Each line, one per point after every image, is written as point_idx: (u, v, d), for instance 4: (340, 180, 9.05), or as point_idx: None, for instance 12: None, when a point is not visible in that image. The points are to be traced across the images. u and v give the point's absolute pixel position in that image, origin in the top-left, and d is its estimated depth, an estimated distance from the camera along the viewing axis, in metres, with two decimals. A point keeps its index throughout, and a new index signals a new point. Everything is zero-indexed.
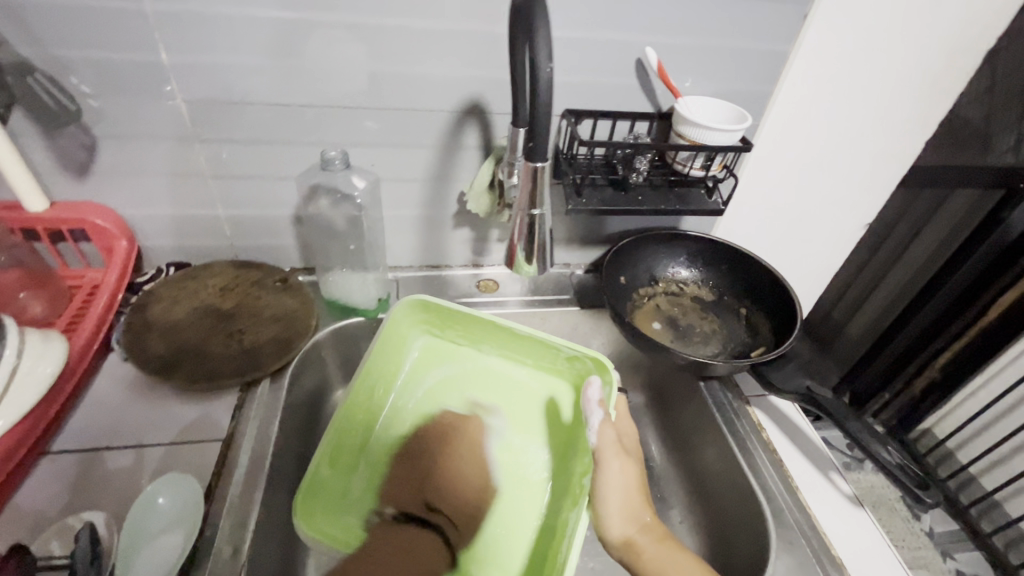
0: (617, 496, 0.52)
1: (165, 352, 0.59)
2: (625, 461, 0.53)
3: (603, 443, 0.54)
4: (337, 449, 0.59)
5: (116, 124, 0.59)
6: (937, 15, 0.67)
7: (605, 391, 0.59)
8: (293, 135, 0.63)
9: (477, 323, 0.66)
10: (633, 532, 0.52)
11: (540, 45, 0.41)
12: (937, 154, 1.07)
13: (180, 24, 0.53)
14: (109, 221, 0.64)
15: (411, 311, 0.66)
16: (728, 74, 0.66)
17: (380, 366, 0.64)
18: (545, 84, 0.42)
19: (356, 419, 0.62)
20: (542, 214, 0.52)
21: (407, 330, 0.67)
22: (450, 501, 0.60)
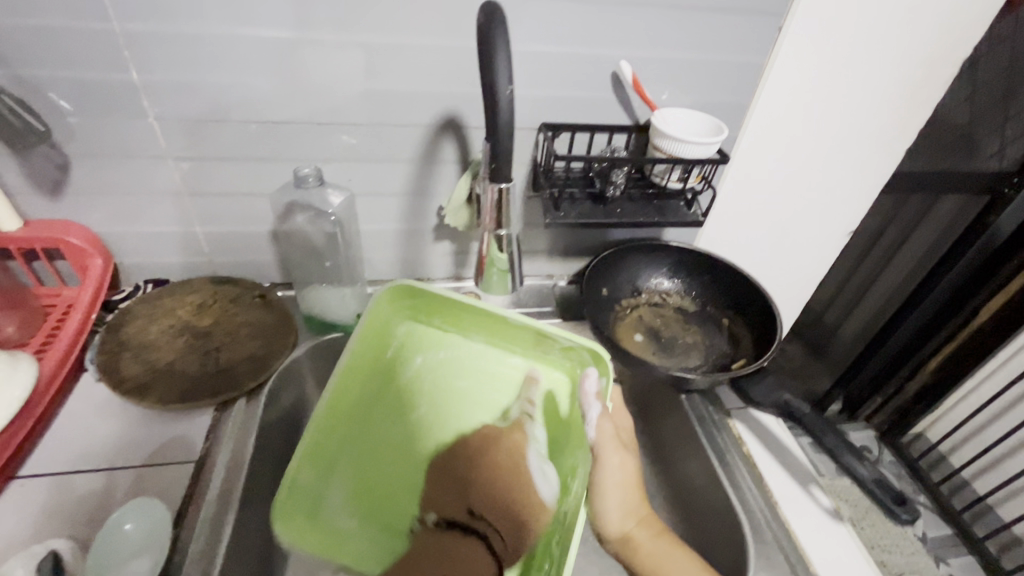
0: (615, 495, 0.54)
1: (139, 373, 0.59)
2: (625, 457, 0.54)
3: (602, 439, 0.53)
4: (317, 448, 0.57)
5: (89, 144, 0.58)
6: (911, 25, 0.67)
7: (603, 382, 0.56)
8: (269, 152, 0.62)
9: (466, 311, 0.59)
10: (630, 526, 0.54)
11: (501, 65, 0.41)
12: (921, 159, 1.07)
13: (150, 43, 0.53)
14: (84, 239, 0.64)
15: (392, 299, 0.59)
16: (705, 86, 0.66)
17: (358, 361, 0.58)
18: (507, 104, 0.42)
19: (337, 419, 0.58)
20: (508, 234, 0.56)
21: (388, 319, 0.60)
22: (498, 516, 0.57)
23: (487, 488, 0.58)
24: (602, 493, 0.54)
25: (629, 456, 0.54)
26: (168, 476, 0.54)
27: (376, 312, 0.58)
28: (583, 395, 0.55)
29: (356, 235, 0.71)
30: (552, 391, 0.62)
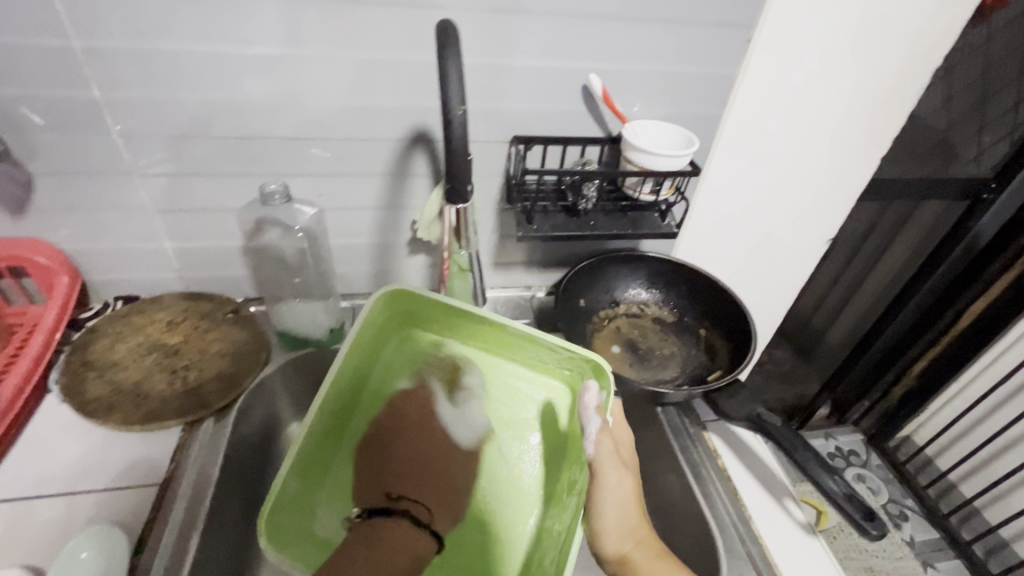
0: (613, 514, 0.50)
1: (105, 394, 0.58)
2: (623, 475, 0.50)
3: (601, 455, 0.50)
4: (306, 463, 0.56)
5: (53, 162, 0.58)
6: (880, 35, 0.67)
7: (602, 396, 0.53)
8: (237, 168, 0.62)
9: (465, 319, 0.60)
10: (629, 547, 0.51)
11: (452, 84, 0.41)
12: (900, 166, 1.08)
13: (110, 61, 0.52)
14: (50, 257, 0.63)
15: (388, 304, 0.60)
16: (675, 98, 0.66)
17: (350, 371, 0.58)
18: (460, 125, 0.41)
19: (322, 431, 0.58)
20: (469, 253, 0.55)
21: (383, 324, 0.61)
22: (413, 485, 0.56)
23: (404, 458, 0.58)
24: (601, 512, 0.50)
25: (628, 473, 0.51)
26: (133, 499, 0.54)
27: (371, 320, 0.58)
28: (581, 409, 0.53)
29: (327, 250, 0.70)
30: (552, 402, 0.63)
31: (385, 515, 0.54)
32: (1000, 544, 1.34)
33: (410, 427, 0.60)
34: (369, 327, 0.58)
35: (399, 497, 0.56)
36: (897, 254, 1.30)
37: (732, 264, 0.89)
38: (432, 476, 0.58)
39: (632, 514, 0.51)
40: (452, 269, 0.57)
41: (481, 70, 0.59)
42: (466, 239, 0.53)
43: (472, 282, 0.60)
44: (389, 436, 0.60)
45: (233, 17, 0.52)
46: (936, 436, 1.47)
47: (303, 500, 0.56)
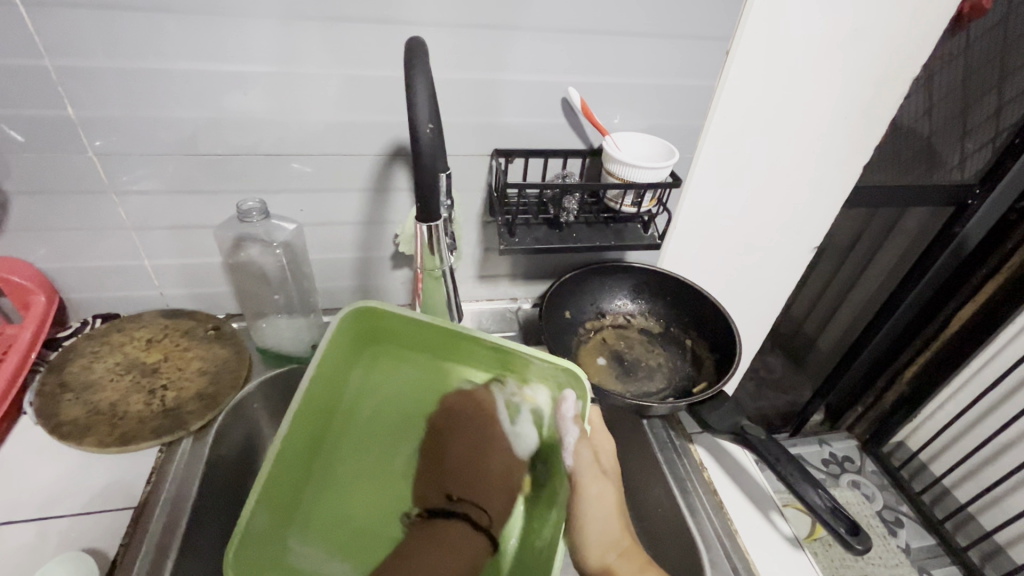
0: (597, 525, 0.53)
1: (79, 416, 0.57)
2: (603, 485, 0.54)
3: (579, 466, 0.54)
4: (278, 492, 0.53)
5: (27, 181, 0.57)
6: (858, 47, 0.68)
7: (580, 405, 0.55)
8: (217, 185, 0.61)
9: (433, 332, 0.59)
10: (611, 559, 0.53)
11: (420, 100, 0.40)
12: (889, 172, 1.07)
13: (83, 80, 0.52)
14: (26, 276, 0.62)
15: (355, 321, 0.59)
16: (655, 110, 0.66)
17: (319, 392, 0.56)
18: (428, 144, 0.41)
19: (295, 456, 0.54)
20: (445, 270, 0.54)
21: (353, 342, 0.60)
22: (477, 494, 0.58)
23: (466, 463, 0.59)
24: (583, 525, 0.53)
25: (608, 484, 0.54)
26: (106, 522, 0.53)
27: (336, 338, 0.57)
28: (561, 419, 0.56)
29: (309, 265, 0.70)
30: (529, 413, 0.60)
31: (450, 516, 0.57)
32: (995, 550, 1.33)
33: (471, 432, 0.60)
34: (336, 345, 0.58)
35: (460, 500, 0.58)
36: (885, 261, 1.30)
37: (718, 273, 0.89)
38: (494, 482, 0.59)
39: (613, 524, 0.54)
40: (425, 276, 0.55)
41: (460, 85, 0.59)
42: (439, 256, 0.52)
43: (445, 289, 0.57)
44: (444, 442, 0.60)
45: (206, 35, 0.51)
46: (930, 442, 1.47)
47: (274, 531, 0.52)
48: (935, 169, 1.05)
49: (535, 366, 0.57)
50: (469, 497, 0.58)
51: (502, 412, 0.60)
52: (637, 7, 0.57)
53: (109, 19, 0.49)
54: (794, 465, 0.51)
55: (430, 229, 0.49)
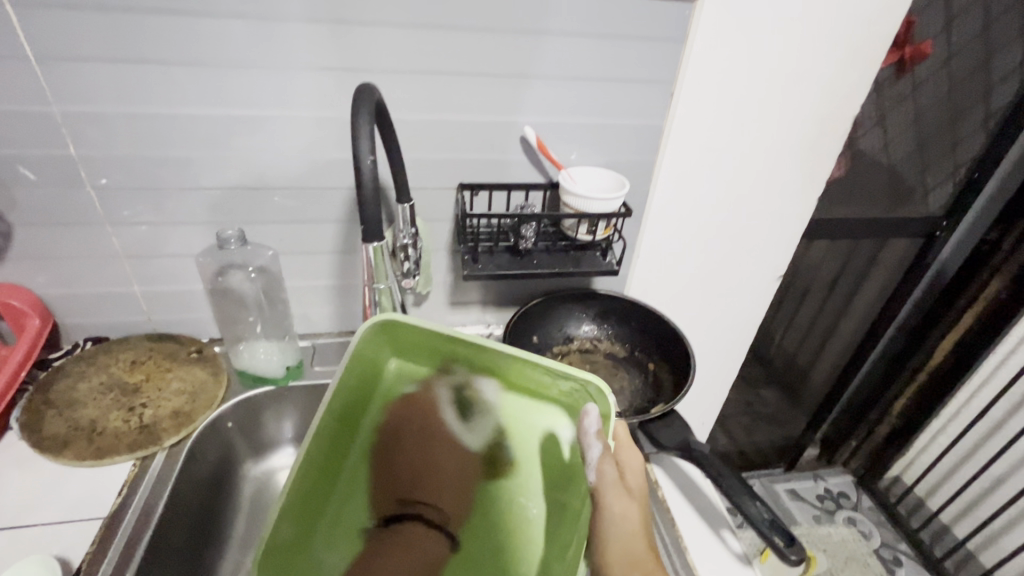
0: (617, 548, 0.48)
1: (62, 430, 0.61)
2: (629, 503, 0.49)
3: (602, 484, 0.49)
4: (295, 513, 0.54)
5: (31, 212, 0.63)
6: (800, 90, 0.73)
7: (603, 421, 0.52)
8: (204, 217, 0.67)
9: (455, 343, 0.59)
10: None
11: (364, 137, 0.46)
12: (868, 206, 1.06)
13: (86, 123, 0.58)
14: (25, 300, 0.67)
15: (377, 335, 0.59)
16: (609, 147, 0.71)
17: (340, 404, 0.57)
18: (368, 174, 0.45)
19: (311, 475, 0.56)
20: (386, 286, 0.56)
21: (378, 354, 0.61)
22: (428, 491, 0.59)
23: (414, 463, 0.61)
24: (604, 547, 0.48)
25: (634, 501, 0.49)
26: (74, 533, 0.55)
27: (358, 354, 0.57)
28: (583, 435, 0.52)
29: (285, 289, 0.74)
30: (552, 430, 0.61)
31: (400, 521, 0.58)
32: None
33: (417, 443, 0.62)
34: (360, 357, 0.58)
35: (414, 501, 0.59)
36: (867, 294, 1.29)
37: (687, 301, 0.93)
38: (446, 481, 0.60)
39: (639, 549, 0.47)
40: (374, 291, 0.57)
41: (425, 125, 0.65)
42: (385, 267, 0.54)
43: (393, 300, 0.60)
44: (392, 454, 0.61)
45: (195, 84, 0.58)
46: (924, 475, 1.44)
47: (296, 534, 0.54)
48: (900, 204, 1.09)
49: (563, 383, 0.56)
50: (420, 496, 0.59)
51: (447, 408, 0.63)
52: (582, 54, 0.63)
53: (108, 70, 0.56)
54: (737, 481, 0.54)
55: (374, 249, 0.51)
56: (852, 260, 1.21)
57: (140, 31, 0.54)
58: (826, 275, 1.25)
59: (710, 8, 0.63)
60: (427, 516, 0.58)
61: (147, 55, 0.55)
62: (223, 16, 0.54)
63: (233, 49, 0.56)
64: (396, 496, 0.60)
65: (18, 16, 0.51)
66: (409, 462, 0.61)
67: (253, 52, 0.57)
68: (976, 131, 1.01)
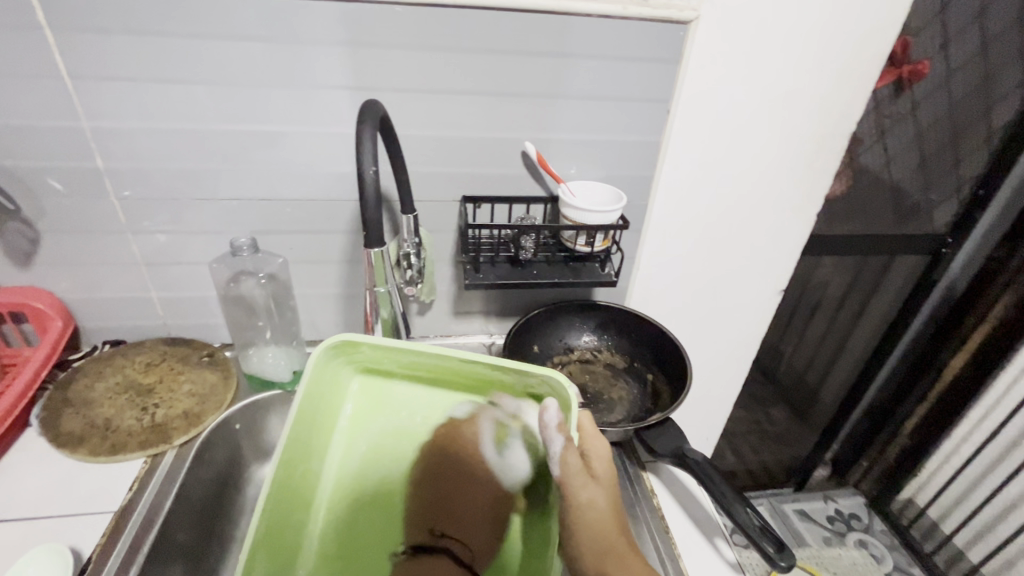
0: (587, 533, 0.50)
1: (78, 427, 0.64)
2: (595, 491, 0.52)
3: (567, 475, 0.52)
4: (275, 543, 0.53)
5: (58, 220, 0.67)
6: (793, 108, 0.75)
7: (564, 414, 0.54)
8: (219, 226, 0.70)
9: (413, 354, 0.59)
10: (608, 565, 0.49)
11: (366, 149, 0.49)
12: (867, 222, 1.07)
13: (111, 137, 0.62)
14: (49, 304, 0.70)
15: (334, 356, 0.59)
16: (607, 162, 0.74)
17: (305, 429, 0.57)
18: (370, 183, 0.48)
19: (288, 502, 0.55)
20: (386, 290, 0.59)
21: (338, 372, 0.62)
22: (461, 527, 0.59)
23: (454, 499, 0.60)
24: (575, 534, 0.51)
25: (598, 486, 0.52)
26: (84, 526, 0.57)
27: (321, 374, 0.58)
28: (545, 429, 0.54)
29: (293, 296, 0.77)
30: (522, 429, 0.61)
31: (429, 552, 0.58)
32: None
33: (456, 475, 0.61)
34: (319, 375, 0.58)
35: (443, 533, 0.59)
36: (875, 312, 1.27)
37: (688, 314, 0.94)
38: (477, 518, 0.58)
39: (607, 529, 0.50)
40: (376, 295, 0.60)
41: (429, 141, 0.68)
42: (386, 270, 0.56)
43: (393, 303, 0.62)
44: (430, 484, 0.61)
45: (213, 101, 0.61)
46: (937, 499, 1.40)
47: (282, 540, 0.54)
48: (904, 220, 1.09)
49: (518, 380, 0.58)
50: (452, 529, 0.59)
51: (488, 439, 0.61)
52: (580, 74, 0.66)
53: (135, 89, 0.60)
54: (728, 488, 0.56)
55: (375, 253, 0.54)
56: (860, 276, 1.20)
57: (164, 52, 0.58)
58: (834, 292, 1.25)
59: (703, 29, 0.66)
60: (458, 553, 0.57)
61: (171, 75, 0.59)
62: (242, 39, 0.58)
63: (249, 69, 0.60)
64: (432, 525, 0.59)
65: (55, 40, 0.56)
66: (445, 492, 0.60)
67: (269, 72, 0.61)
68: (978, 149, 1.02)
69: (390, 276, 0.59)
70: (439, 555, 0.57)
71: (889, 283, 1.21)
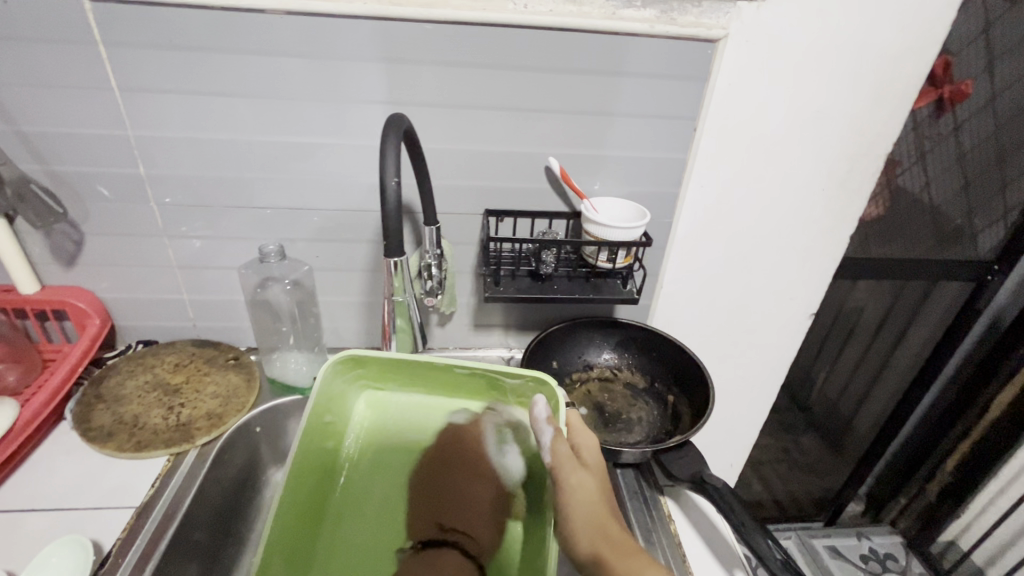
0: (581, 515, 0.49)
1: (107, 422, 0.67)
2: (584, 474, 0.51)
3: (558, 460, 0.52)
4: (289, 548, 0.54)
5: (101, 223, 0.70)
6: (823, 127, 0.73)
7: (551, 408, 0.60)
8: (249, 233, 0.73)
9: (414, 366, 0.65)
10: (603, 548, 0.48)
11: (389, 160, 0.50)
12: (904, 245, 1.03)
13: (154, 145, 0.65)
14: (88, 303, 0.74)
15: (341, 370, 0.64)
16: (631, 178, 0.73)
17: (314, 436, 0.60)
18: (391, 193, 0.49)
19: (296, 511, 0.56)
20: (402, 299, 0.59)
21: (343, 390, 0.65)
22: (466, 519, 0.59)
23: (454, 493, 0.61)
24: (570, 519, 0.50)
25: (590, 473, 0.52)
26: (110, 519, 0.59)
27: (331, 385, 0.63)
28: (534, 422, 0.56)
29: (317, 304, 0.79)
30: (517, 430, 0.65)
31: (438, 548, 0.57)
32: None
33: (470, 471, 0.62)
34: (331, 385, 0.63)
35: (452, 528, 0.59)
36: (914, 341, 1.22)
37: (713, 335, 0.92)
38: (478, 510, 0.60)
39: (599, 512, 0.49)
40: (393, 303, 0.60)
41: (453, 154, 0.69)
42: (404, 278, 0.57)
43: (410, 313, 0.62)
44: (440, 483, 0.62)
45: (248, 114, 0.64)
46: (981, 543, 1.30)
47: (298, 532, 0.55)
48: (946, 245, 1.04)
49: (509, 382, 0.63)
50: (459, 523, 0.59)
51: (491, 441, 0.64)
52: (605, 91, 0.66)
53: (178, 100, 0.63)
54: (749, 518, 0.53)
55: (393, 262, 0.55)
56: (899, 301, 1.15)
57: (206, 67, 0.61)
58: (870, 318, 1.23)
59: (732, 47, 0.65)
60: (464, 545, 0.57)
61: (212, 88, 0.62)
62: (278, 54, 0.61)
63: (283, 83, 0.62)
64: (437, 520, 0.59)
65: (107, 54, 0.59)
66: (457, 493, 0.61)
67: (304, 86, 0.63)
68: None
69: (409, 285, 0.59)
70: (446, 550, 0.57)
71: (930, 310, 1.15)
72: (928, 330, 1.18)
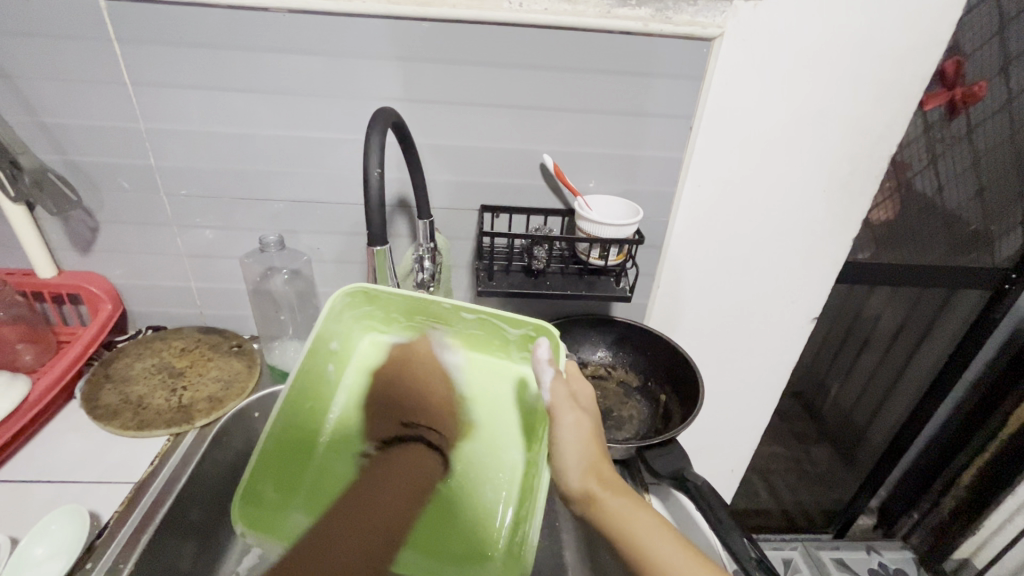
0: (573, 452, 0.53)
1: (113, 401, 0.70)
2: (580, 414, 0.54)
3: (556, 401, 0.54)
4: (279, 471, 0.60)
5: (114, 211, 0.73)
6: (824, 127, 0.72)
7: (554, 351, 0.57)
8: (254, 225, 0.75)
9: (416, 309, 0.62)
10: (591, 485, 0.52)
11: (373, 152, 0.52)
12: (915, 251, 1.00)
13: (163, 138, 0.68)
14: (102, 288, 0.78)
15: (345, 306, 0.61)
16: (626, 176, 0.74)
17: (312, 369, 0.60)
18: (375, 183, 0.52)
19: (291, 437, 0.61)
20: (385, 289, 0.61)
21: (347, 326, 0.64)
22: (429, 417, 0.65)
23: (409, 396, 0.66)
24: (563, 454, 0.53)
25: (585, 415, 0.54)
26: (111, 492, 0.62)
27: (334, 320, 0.61)
28: (535, 363, 0.57)
29: (316, 295, 0.82)
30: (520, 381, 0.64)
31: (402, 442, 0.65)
32: None
33: (409, 381, 0.66)
34: (334, 316, 0.60)
35: (411, 424, 0.65)
36: (930, 352, 1.18)
37: (710, 337, 0.92)
38: (434, 409, 0.65)
39: (592, 452, 0.53)
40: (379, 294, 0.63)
41: (450, 151, 0.71)
42: (387, 268, 0.59)
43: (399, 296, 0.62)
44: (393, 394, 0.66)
45: (252, 111, 0.67)
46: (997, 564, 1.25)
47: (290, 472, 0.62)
48: (961, 251, 1.01)
49: (511, 333, 0.61)
50: (418, 420, 0.65)
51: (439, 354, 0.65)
52: (601, 89, 0.67)
53: (187, 95, 0.65)
54: (726, 515, 0.55)
55: (377, 251, 0.57)
56: (915, 307, 1.11)
57: (212, 63, 0.63)
58: (885, 328, 1.18)
59: (729, 46, 0.65)
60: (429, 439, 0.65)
61: (219, 84, 0.65)
62: (281, 51, 0.63)
63: (284, 79, 0.65)
64: (401, 418, 0.66)
65: (120, 49, 0.62)
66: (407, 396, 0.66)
67: (305, 82, 0.65)
68: None
69: (392, 274, 0.61)
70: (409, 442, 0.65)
71: (948, 318, 1.12)
72: (944, 341, 1.15)
